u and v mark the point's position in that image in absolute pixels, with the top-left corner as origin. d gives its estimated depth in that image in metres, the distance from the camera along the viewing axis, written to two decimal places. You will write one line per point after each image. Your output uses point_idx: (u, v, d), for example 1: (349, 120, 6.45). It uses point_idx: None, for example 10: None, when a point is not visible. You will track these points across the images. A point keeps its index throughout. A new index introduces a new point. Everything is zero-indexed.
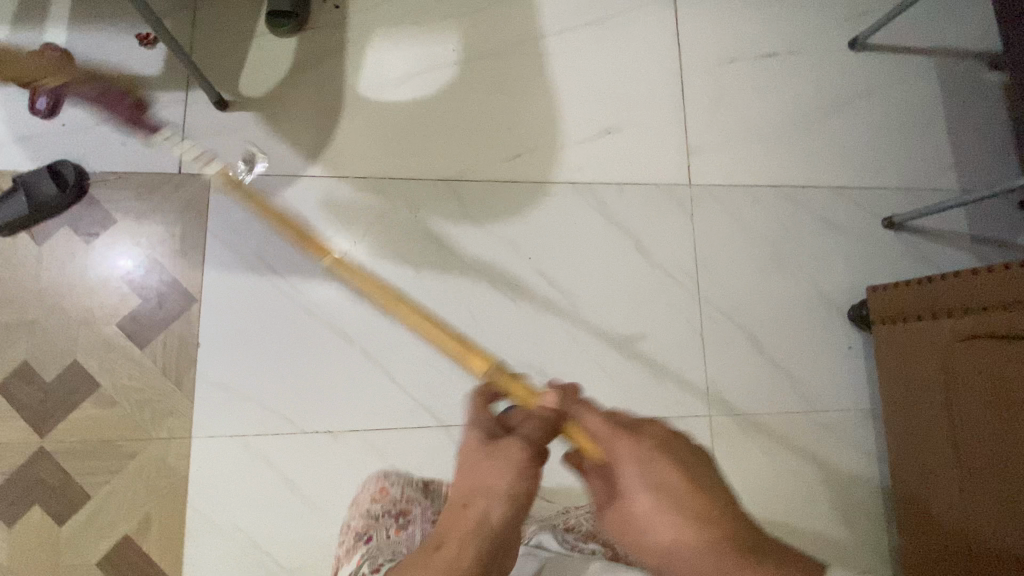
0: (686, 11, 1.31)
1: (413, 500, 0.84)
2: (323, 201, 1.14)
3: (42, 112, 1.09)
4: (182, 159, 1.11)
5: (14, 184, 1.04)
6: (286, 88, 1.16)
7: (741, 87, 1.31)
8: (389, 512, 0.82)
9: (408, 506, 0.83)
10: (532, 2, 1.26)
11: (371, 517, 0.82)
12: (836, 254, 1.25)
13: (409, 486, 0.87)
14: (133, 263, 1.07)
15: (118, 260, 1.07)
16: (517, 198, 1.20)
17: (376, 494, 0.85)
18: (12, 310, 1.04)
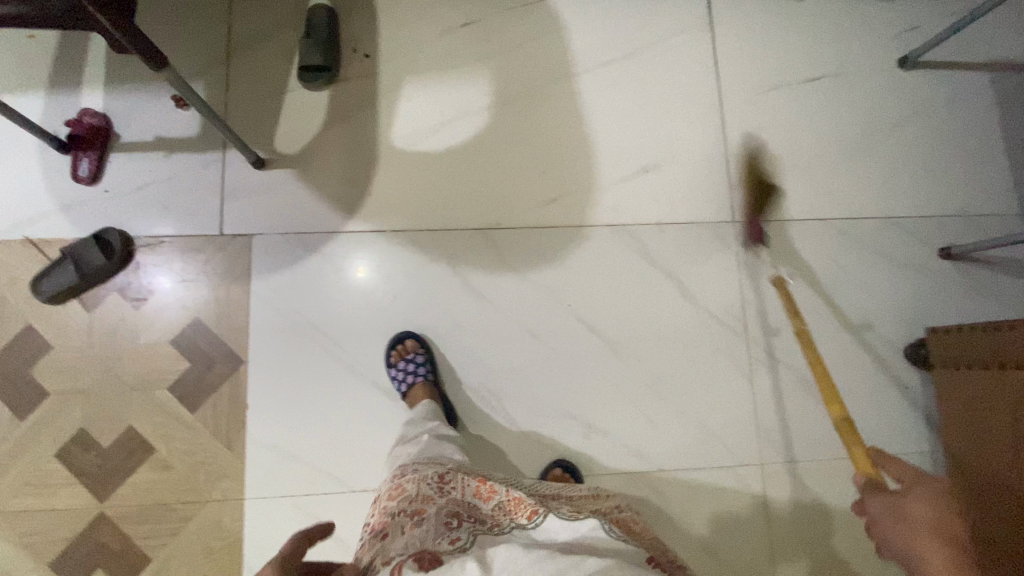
0: (723, 38, 1.27)
1: (428, 498, 0.79)
2: (363, 256, 1.14)
3: (85, 179, 1.10)
4: (223, 220, 1.12)
5: (63, 254, 1.06)
6: (321, 143, 1.16)
7: (784, 115, 1.26)
8: (405, 511, 0.78)
9: (422, 504, 0.78)
10: (563, 40, 1.23)
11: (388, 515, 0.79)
12: (889, 288, 1.20)
13: (425, 482, 0.83)
14: (168, 279, 1.09)
15: (153, 277, 1.09)
16: (555, 244, 1.18)
17: (393, 493, 0.83)
18: (66, 379, 1.06)
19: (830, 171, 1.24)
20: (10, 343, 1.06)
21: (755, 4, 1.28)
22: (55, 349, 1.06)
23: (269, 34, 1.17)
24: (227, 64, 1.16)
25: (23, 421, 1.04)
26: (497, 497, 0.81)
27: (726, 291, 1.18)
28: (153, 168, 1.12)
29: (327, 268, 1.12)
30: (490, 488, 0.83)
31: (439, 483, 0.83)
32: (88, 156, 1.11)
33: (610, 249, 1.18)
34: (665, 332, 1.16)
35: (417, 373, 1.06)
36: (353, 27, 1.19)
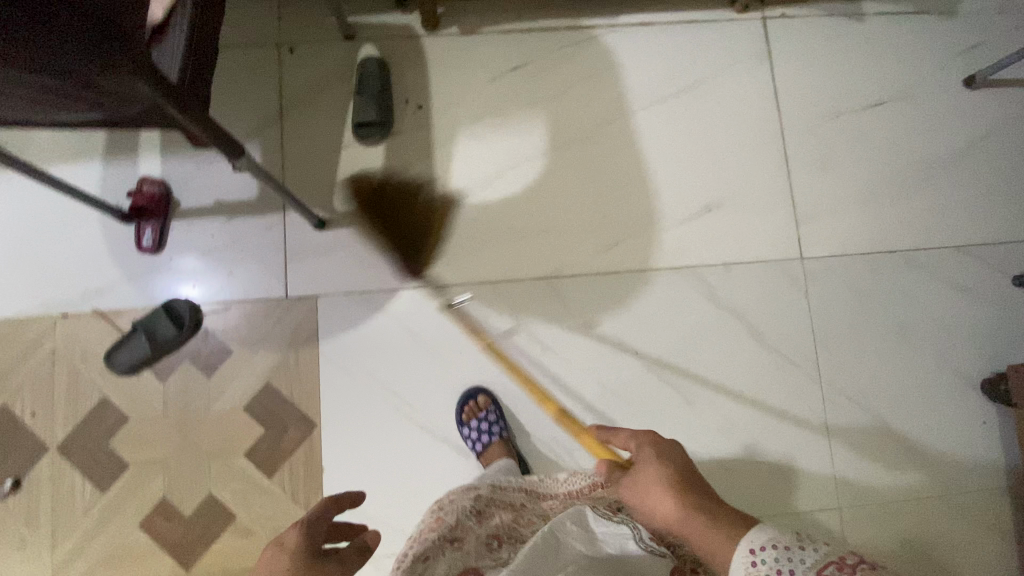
0: (779, 67, 1.24)
1: (468, 528, 0.81)
2: (427, 311, 1.13)
3: (149, 248, 1.10)
4: (287, 282, 1.12)
5: (134, 325, 1.06)
6: (380, 199, 1.16)
7: (847, 144, 1.23)
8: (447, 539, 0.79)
9: (462, 534, 0.80)
10: (618, 77, 1.21)
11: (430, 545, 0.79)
12: (960, 319, 1.18)
13: (462, 510, 0.83)
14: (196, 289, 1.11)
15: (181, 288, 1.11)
16: (620, 289, 1.16)
17: (432, 525, 0.82)
18: (145, 449, 1.07)
19: (895, 201, 1.21)
20: (90, 415, 1.08)
21: (810, 32, 1.26)
22: (132, 419, 1.07)
23: (320, 92, 1.18)
24: (281, 124, 1.16)
25: (108, 492, 1.06)
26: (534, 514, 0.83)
27: (796, 330, 1.16)
28: (216, 234, 1.12)
29: (393, 325, 1.12)
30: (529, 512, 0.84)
31: (477, 512, 0.84)
32: (150, 225, 1.10)
33: (676, 293, 1.16)
34: (735, 375, 1.15)
35: (492, 433, 1.05)
36: (405, 80, 1.19)
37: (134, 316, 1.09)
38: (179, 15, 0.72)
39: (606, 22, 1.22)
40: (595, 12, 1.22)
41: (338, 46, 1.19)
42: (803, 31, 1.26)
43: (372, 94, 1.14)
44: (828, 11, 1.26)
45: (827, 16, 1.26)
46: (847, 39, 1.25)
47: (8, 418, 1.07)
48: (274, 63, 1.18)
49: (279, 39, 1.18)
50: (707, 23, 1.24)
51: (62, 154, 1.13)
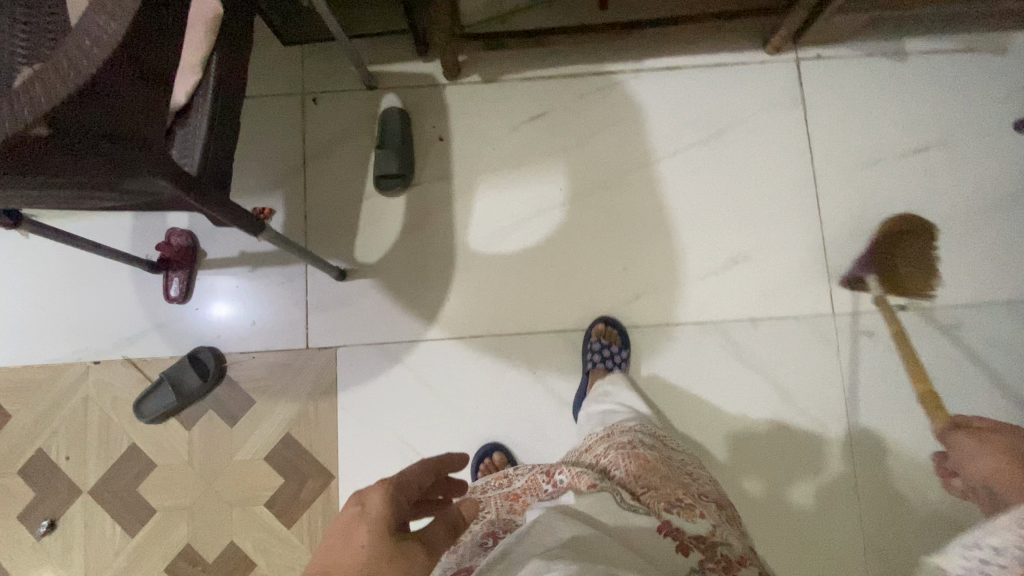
0: (813, 113, 1.19)
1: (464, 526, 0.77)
2: (445, 364, 1.12)
3: (177, 298, 1.13)
4: (309, 333, 1.13)
5: (163, 374, 1.10)
6: (400, 250, 1.16)
7: (884, 193, 1.17)
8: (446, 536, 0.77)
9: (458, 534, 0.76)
10: (641, 125, 1.18)
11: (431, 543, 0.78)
12: (1010, 380, 1.11)
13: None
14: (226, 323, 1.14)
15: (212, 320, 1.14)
16: (640, 343, 1.12)
17: None
18: (171, 496, 1.10)
19: (936, 253, 1.15)
20: (119, 461, 1.11)
21: (847, 73, 1.20)
22: (159, 466, 1.10)
23: (342, 142, 1.18)
24: (304, 173, 1.17)
25: (135, 538, 1.09)
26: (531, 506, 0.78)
27: (827, 388, 1.11)
28: (240, 284, 1.14)
29: (411, 378, 1.12)
30: (524, 504, 0.79)
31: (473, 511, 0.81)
32: (177, 275, 1.13)
33: (700, 348, 1.12)
34: (761, 434, 1.10)
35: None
36: (427, 128, 1.19)
37: (162, 364, 1.12)
38: (202, 103, 0.73)
39: (630, 66, 1.19)
40: (619, 57, 1.19)
41: (360, 95, 1.19)
42: (840, 72, 1.20)
43: (394, 145, 1.14)
44: (866, 50, 1.20)
45: (866, 56, 1.20)
46: (886, 81, 1.20)
47: (41, 463, 1.11)
48: (297, 112, 1.18)
49: (302, 89, 1.18)
50: (737, 64, 1.19)
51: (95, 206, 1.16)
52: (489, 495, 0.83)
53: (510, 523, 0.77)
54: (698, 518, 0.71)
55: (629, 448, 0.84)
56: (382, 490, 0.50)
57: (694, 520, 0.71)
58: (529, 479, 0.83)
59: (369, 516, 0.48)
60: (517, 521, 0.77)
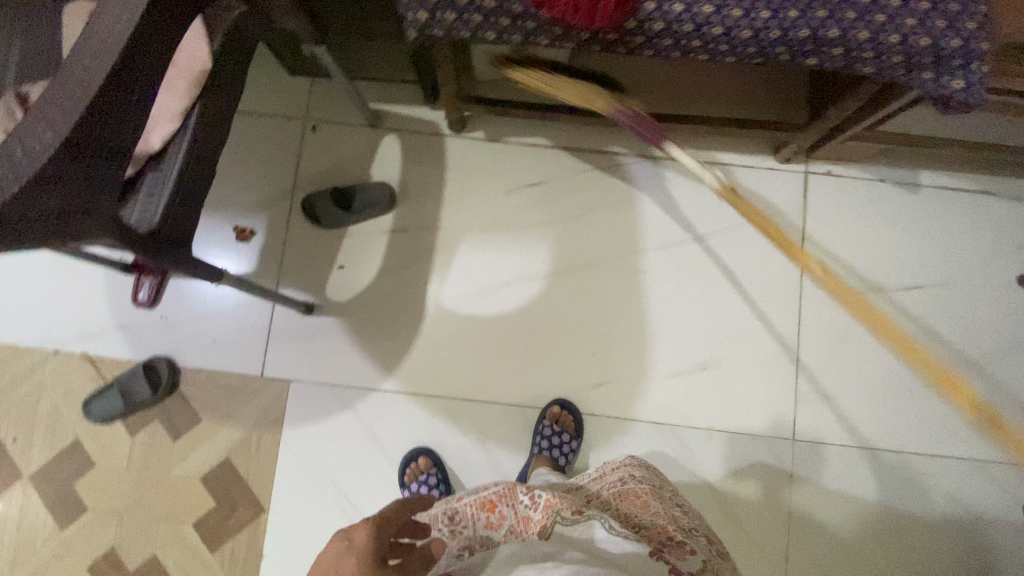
0: (813, 228, 1.16)
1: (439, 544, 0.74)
2: (395, 415, 1.12)
3: (143, 303, 1.12)
4: (266, 361, 1.13)
5: (116, 379, 1.10)
6: (373, 294, 1.15)
7: (868, 324, 1.14)
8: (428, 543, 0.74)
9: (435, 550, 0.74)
10: (636, 211, 1.16)
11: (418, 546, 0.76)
12: (958, 540, 1.08)
13: (435, 527, 0.74)
14: (190, 329, 1.13)
15: (179, 324, 1.13)
16: (593, 433, 1.11)
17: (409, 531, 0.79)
18: (104, 498, 1.10)
19: (911, 397, 1.12)
20: (61, 453, 1.12)
21: (853, 195, 1.17)
22: (97, 467, 1.11)
23: (336, 174, 1.17)
24: (291, 198, 1.17)
25: (62, 533, 1.10)
26: (507, 522, 0.73)
27: (773, 515, 1.08)
28: (208, 299, 1.14)
29: (359, 424, 1.12)
30: (500, 517, 0.74)
31: (451, 519, 0.74)
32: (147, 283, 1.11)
33: (652, 449, 1.10)
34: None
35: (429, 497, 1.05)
36: (422, 175, 1.18)
37: (117, 365, 1.13)
38: (174, 153, 0.72)
39: (636, 150, 1.17)
40: (626, 139, 1.18)
41: (362, 131, 1.19)
42: (846, 192, 1.17)
43: (386, 191, 1.15)
44: (878, 176, 1.18)
45: (876, 181, 1.17)
46: (892, 210, 1.17)
47: None
48: (297, 136, 1.18)
49: (306, 114, 1.19)
50: (744, 167, 1.17)
51: None
52: (463, 500, 0.75)
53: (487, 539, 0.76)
54: (689, 557, 0.74)
55: (620, 486, 0.86)
56: (365, 525, 0.67)
57: (686, 557, 0.74)
58: (505, 485, 0.76)
59: (356, 550, 0.64)
60: (492, 535, 0.75)
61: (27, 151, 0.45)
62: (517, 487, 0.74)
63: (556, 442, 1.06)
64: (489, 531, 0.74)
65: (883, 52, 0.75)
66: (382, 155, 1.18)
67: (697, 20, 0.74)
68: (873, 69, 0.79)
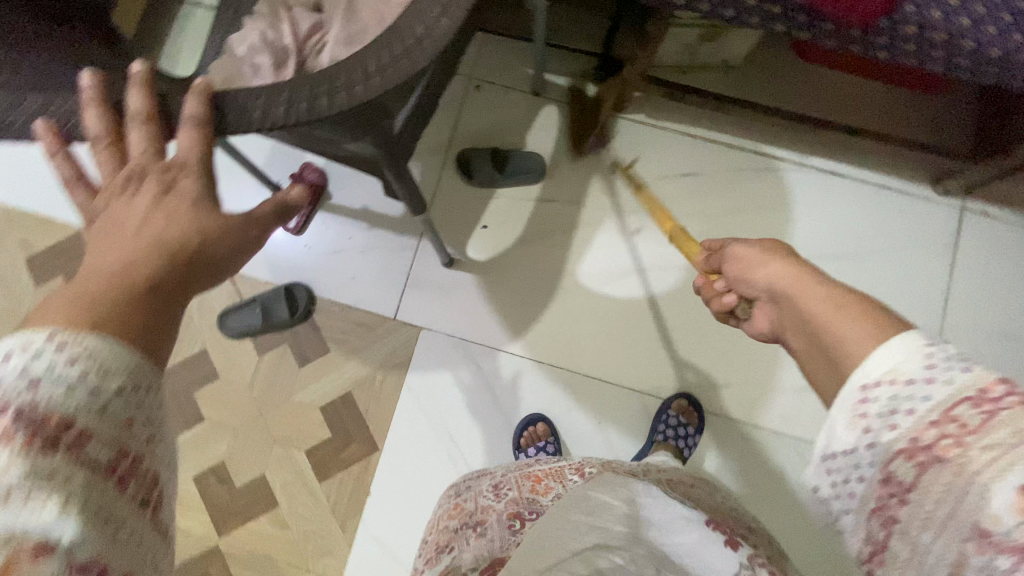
0: (963, 265, 1.14)
1: (488, 509, 0.76)
2: (516, 380, 1.13)
3: (292, 227, 1.14)
4: (399, 306, 1.14)
5: (256, 296, 1.12)
6: (511, 257, 1.16)
7: (1007, 371, 1.12)
8: (468, 523, 0.75)
9: (484, 515, 0.75)
10: (785, 219, 1.16)
11: (450, 530, 0.76)
12: None
13: (482, 494, 0.81)
14: (330, 261, 1.15)
15: (322, 254, 1.15)
16: (710, 431, 1.10)
17: (453, 511, 0.82)
18: (223, 412, 1.12)
19: None
20: (186, 361, 1.13)
21: (1006, 239, 1.15)
22: (219, 380, 1.13)
23: (491, 135, 1.18)
24: (445, 152, 1.18)
25: (176, 439, 1.11)
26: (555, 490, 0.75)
27: None
28: (353, 236, 1.16)
29: (480, 381, 1.12)
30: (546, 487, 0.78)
31: (496, 490, 0.81)
32: (300, 211, 1.13)
33: (771, 460, 1.09)
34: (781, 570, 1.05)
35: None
36: (576, 150, 1.18)
37: (254, 285, 1.15)
38: None
39: (794, 158, 1.17)
40: (785, 147, 1.17)
41: (522, 98, 1.20)
42: (1000, 235, 1.15)
43: (540, 160, 1.16)
44: None
45: None
46: None
47: None
48: (458, 93, 1.19)
49: (471, 73, 1.20)
50: (900, 192, 1.16)
51: None
52: (509, 475, 0.84)
53: (534, 505, 0.74)
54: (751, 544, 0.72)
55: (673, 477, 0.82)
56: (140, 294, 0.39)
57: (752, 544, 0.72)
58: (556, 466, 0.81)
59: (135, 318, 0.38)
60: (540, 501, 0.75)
61: (429, 30, 0.46)
62: (568, 467, 0.79)
63: (682, 433, 1.07)
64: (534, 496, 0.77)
65: None
66: (539, 123, 1.19)
67: (952, 29, 0.75)
68: None
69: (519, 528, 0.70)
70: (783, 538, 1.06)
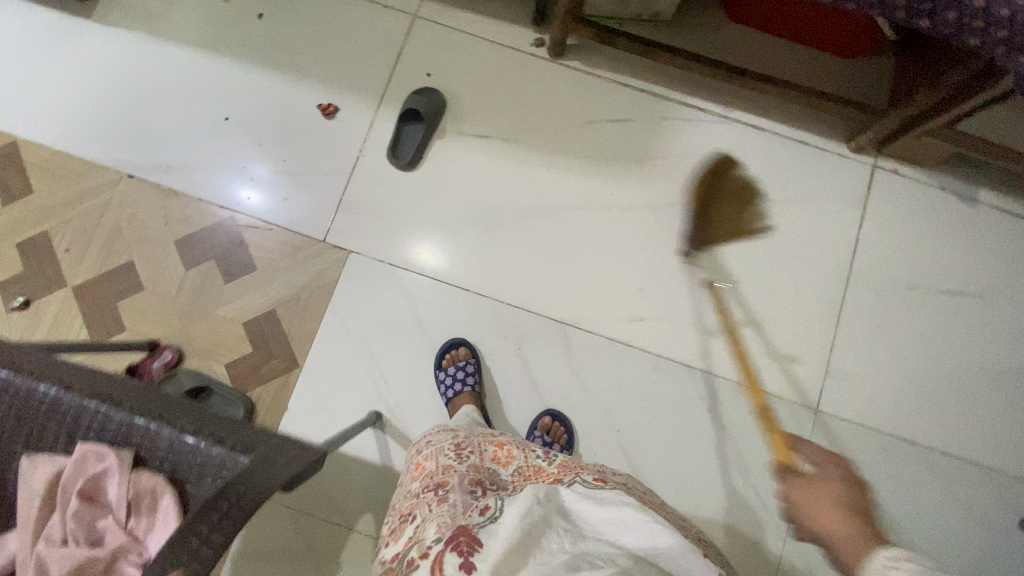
0: (871, 218, 1.20)
1: (449, 470, 0.75)
2: (440, 306, 1.15)
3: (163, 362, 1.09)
4: (330, 229, 1.17)
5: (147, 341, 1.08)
6: (443, 190, 1.19)
7: (908, 319, 1.18)
8: (429, 485, 0.74)
9: (446, 477, 0.74)
10: (708, 167, 1.21)
11: (414, 495, 0.74)
12: (954, 535, 1.11)
13: (442, 454, 0.80)
14: (262, 181, 1.18)
15: (254, 173, 1.18)
16: (625, 362, 1.14)
17: (414, 473, 0.81)
18: (144, 323, 1.12)
19: (934, 396, 1.15)
20: (111, 272, 1.14)
21: (912, 196, 1.21)
22: (143, 291, 1.13)
23: (301, 529, 1.06)
24: (385, 85, 1.21)
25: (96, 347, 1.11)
26: (515, 463, 0.79)
27: (781, 475, 1.11)
28: (289, 160, 1.19)
29: (407, 305, 1.15)
30: (508, 455, 0.80)
31: (457, 450, 0.80)
32: (167, 351, 1.10)
33: (680, 392, 1.14)
34: (678, 489, 1.10)
35: (465, 381, 1.07)
36: (511, 90, 1.22)
37: (189, 202, 1.17)
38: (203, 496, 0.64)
39: (718, 110, 1.23)
40: (709, 99, 1.23)
41: (461, 39, 1.23)
42: (907, 192, 1.21)
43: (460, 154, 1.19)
44: (940, 184, 1.21)
45: (940, 189, 1.21)
46: (952, 217, 1.21)
47: (41, 245, 1.15)
48: (401, 31, 1.23)
49: (415, 12, 1.24)
50: (817, 147, 1.22)
51: (192, 40, 1.23)
52: (472, 437, 0.84)
53: (494, 477, 0.76)
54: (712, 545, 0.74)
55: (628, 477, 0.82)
56: None
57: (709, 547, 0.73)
58: (520, 439, 0.84)
59: None
60: (500, 474, 0.77)
61: None
62: (532, 445, 0.82)
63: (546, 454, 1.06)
64: (496, 466, 0.79)
65: (992, 24, 0.79)
66: (478, 63, 1.23)
67: None
68: (978, 42, 0.82)
69: (481, 491, 0.70)
70: (686, 464, 1.11)
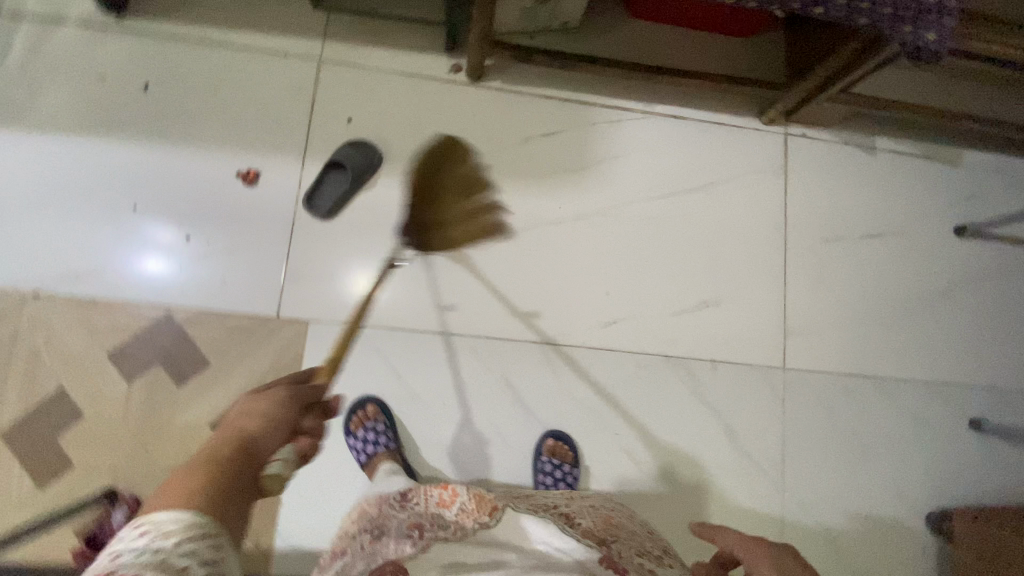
0: (794, 182, 1.30)
1: (388, 515, 0.81)
2: (416, 355, 1.12)
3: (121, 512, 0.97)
4: (282, 303, 1.09)
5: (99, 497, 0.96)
6: (392, 236, 1.15)
7: (842, 267, 1.29)
8: (366, 528, 0.80)
9: (383, 520, 0.80)
10: (643, 163, 1.25)
11: (349, 538, 0.81)
12: (916, 447, 1.25)
13: (385, 502, 0.86)
14: (192, 267, 1.08)
15: (182, 260, 1.08)
16: (608, 367, 1.17)
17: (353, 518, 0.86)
18: (95, 451, 1.01)
19: (877, 331, 1.28)
20: (39, 406, 1.01)
21: (823, 155, 1.32)
22: (85, 418, 1.02)
23: None
24: (304, 140, 1.14)
25: (43, 492, 0.98)
26: (458, 501, 0.83)
27: (767, 435, 1.20)
28: (218, 238, 1.09)
29: (381, 364, 1.11)
30: (451, 493, 0.84)
31: (402, 499, 0.86)
32: (122, 505, 0.97)
33: (664, 382, 1.19)
34: (681, 472, 1.16)
35: (377, 444, 1.03)
36: (437, 121, 1.19)
37: (113, 308, 1.05)
38: None
39: (640, 106, 1.27)
40: (629, 97, 1.26)
41: (374, 77, 1.18)
42: (818, 152, 1.32)
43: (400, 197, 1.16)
44: (844, 139, 1.33)
45: (844, 144, 1.33)
46: (859, 167, 1.33)
47: None
48: (309, 78, 1.16)
49: (319, 57, 1.17)
50: (734, 126, 1.29)
51: (72, 126, 1.09)
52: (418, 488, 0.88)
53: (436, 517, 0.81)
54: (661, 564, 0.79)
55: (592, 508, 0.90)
56: None
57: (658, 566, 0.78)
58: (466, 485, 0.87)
59: None
60: (442, 514, 0.81)
61: None
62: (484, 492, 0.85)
63: (560, 475, 1.08)
64: (439, 509, 0.83)
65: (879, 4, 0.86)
66: (397, 99, 1.18)
67: None
68: (868, 20, 0.90)
69: (417, 533, 0.76)
70: (683, 448, 1.17)
